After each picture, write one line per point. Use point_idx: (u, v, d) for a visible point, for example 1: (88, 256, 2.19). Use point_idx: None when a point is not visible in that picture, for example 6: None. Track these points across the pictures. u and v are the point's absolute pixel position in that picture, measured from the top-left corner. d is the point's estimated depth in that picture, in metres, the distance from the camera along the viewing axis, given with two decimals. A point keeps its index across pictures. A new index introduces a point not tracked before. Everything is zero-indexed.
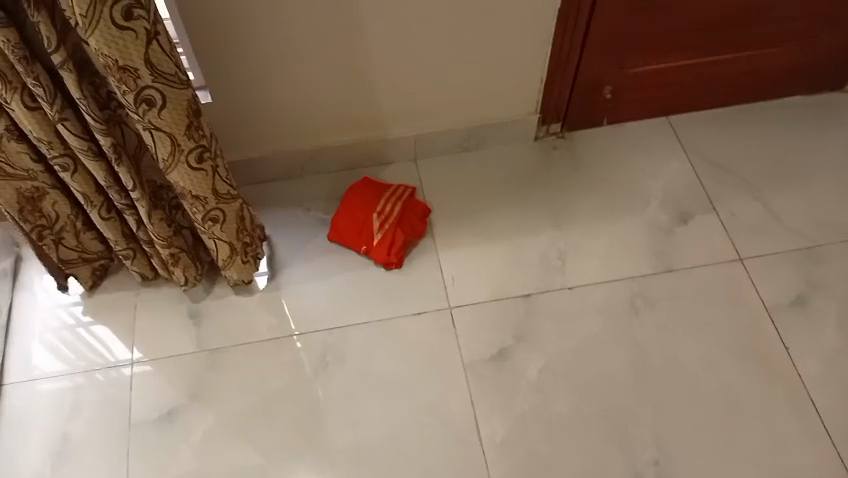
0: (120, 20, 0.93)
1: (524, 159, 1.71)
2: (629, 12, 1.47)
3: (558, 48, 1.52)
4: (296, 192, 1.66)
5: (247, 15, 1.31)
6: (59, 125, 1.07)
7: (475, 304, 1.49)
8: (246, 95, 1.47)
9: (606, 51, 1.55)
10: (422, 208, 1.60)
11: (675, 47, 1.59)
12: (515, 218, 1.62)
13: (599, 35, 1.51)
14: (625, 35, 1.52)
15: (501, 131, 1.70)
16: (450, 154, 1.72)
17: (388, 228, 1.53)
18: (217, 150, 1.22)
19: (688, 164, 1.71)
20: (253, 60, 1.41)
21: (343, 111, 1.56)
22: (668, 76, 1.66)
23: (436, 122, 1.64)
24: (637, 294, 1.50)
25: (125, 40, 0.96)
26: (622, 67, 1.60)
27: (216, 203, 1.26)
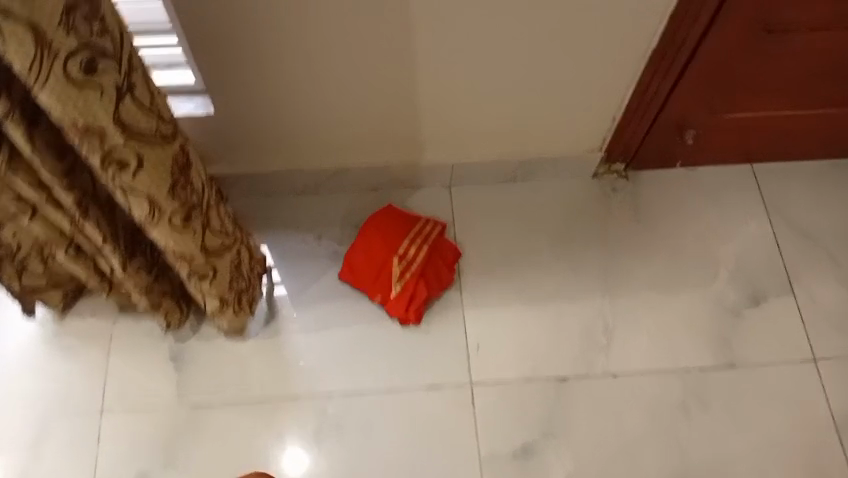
0: (78, 76, 0.69)
1: (577, 201, 1.45)
2: (737, 57, 1.18)
3: (641, 87, 1.24)
4: (306, 213, 1.41)
5: (262, 24, 1.05)
6: (8, 175, 0.83)
7: (500, 383, 1.29)
8: (257, 108, 1.22)
9: (698, 96, 1.27)
10: (452, 252, 1.38)
11: (780, 96, 1.30)
12: (560, 278, 1.39)
13: (693, 78, 1.22)
14: (725, 81, 1.24)
15: (554, 167, 1.43)
16: (491, 184, 1.46)
17: (410, 280, 1.31)
18: (208, 202, 0.99)
19: (770, 227, 1.44)
20: (267, 72, 1.15)
21: (373, 132, 1.31)
22: (763, 125, 1.38)
23: (480, 152, 1.39)
24: (690, 391, 1.30)
25: (85, 98, 0.71)
26: (711, 112, 1.32)
27: (204, 259, 1.03)
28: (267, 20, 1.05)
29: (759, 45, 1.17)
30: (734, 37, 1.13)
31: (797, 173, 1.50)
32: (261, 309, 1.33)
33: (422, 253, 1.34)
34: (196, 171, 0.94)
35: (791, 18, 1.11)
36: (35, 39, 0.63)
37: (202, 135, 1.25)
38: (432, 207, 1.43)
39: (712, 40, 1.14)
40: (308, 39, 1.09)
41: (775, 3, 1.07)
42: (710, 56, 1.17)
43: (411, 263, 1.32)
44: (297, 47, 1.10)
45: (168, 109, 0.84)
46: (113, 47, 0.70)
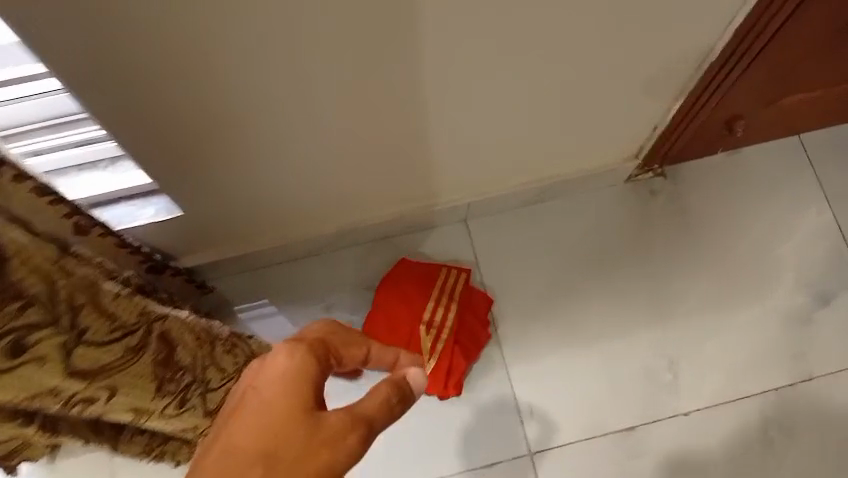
0: (6, 362, 0.48)
1: (614, 219, 1.26)
2: (804, 42, 0.97)
3: (691, 95, 1.02)
4: (309, 282, 1.21)
5: (228, 124, 0.81)
6: None
7: (560, 447, 1.15)
8: (233, 200, 0.99)
9: (754, 88, 1.06)
10: (486, 303, 1.20)
11: (841, 72, 1.10)
12: (607, 310, 1.22)
13: (751, 74, 1.01)
14: (787, 68, 1.03)
15: (584, 181, 1.23)
16: (512, 213, 1.26)
17: (442, 354, 1.15)
18: (202, 368, 0.79)
19: (829, 212, 1.28)
20: (241, 166, 0.91)
21: (374, 192, 1.09)
22: (819, 102, 1.18)
23: (500, 186, 1.18)
24: (769, 420, 1.17)
25: (20, 377, 0.50)
26: (766, 100, 1.12)
27: (212, 420, 0.85)
28: (237, 122, 0.81)
29: (832, 25, 0.96)
30: (805, 25, 0.92)
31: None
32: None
33: (453, 319, 1.17)
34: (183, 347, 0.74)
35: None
36: None
37: (172, 237, 1.03)
38: (449, 251, 1.24)
39: (780, 34, 0.92)
40: (289, 129, 0.85)
41: None
42: (775, 49, 0.96)
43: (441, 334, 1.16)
44: (279, 138, 0.87)
45: (133, 311, 0.63)
46: (40, 308, 0.49)
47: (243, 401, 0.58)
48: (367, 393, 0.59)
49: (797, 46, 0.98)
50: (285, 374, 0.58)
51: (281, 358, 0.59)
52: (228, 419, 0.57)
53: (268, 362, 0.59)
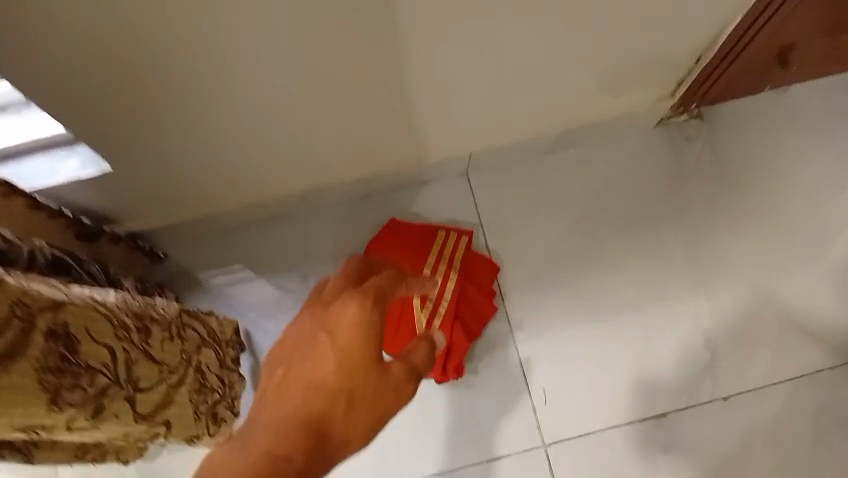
0: None
1: (643, 171, 1.07)
2: None
3: (745, 19, 0.82)
4: (283, 249, 1.04)
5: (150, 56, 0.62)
6: None
7: (579, 438, 0.98)
8: (176, 152, 0.80)
9: (822, 10, 0.85)
10: (490, 271, 1.02)
11: None
12: (635, 278, 1.04)
13: None
14: None
15: (608, 126, 1.03)
16: (523, 166, 1.07)
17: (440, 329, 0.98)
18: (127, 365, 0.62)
19: None
20: (177, 110, 0.72)
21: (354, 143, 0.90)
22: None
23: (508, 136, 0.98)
24: (823, 407, 0.99)
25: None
26: (832, 25, 0.91)
27: (149, 423, 0.68)
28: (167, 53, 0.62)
29: None
30: None
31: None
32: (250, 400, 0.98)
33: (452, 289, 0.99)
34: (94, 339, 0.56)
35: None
36: None
37: (110, 198, 0.85)
38: (448, 212, 1.05)
39: None
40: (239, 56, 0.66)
41: None
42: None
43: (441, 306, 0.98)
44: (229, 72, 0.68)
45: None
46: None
47: (308, 345, 0.63)
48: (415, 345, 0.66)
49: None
50: (347, 339, 0.62)
51: (352, 311, 0.64)
52: (296, 359, 0.63)
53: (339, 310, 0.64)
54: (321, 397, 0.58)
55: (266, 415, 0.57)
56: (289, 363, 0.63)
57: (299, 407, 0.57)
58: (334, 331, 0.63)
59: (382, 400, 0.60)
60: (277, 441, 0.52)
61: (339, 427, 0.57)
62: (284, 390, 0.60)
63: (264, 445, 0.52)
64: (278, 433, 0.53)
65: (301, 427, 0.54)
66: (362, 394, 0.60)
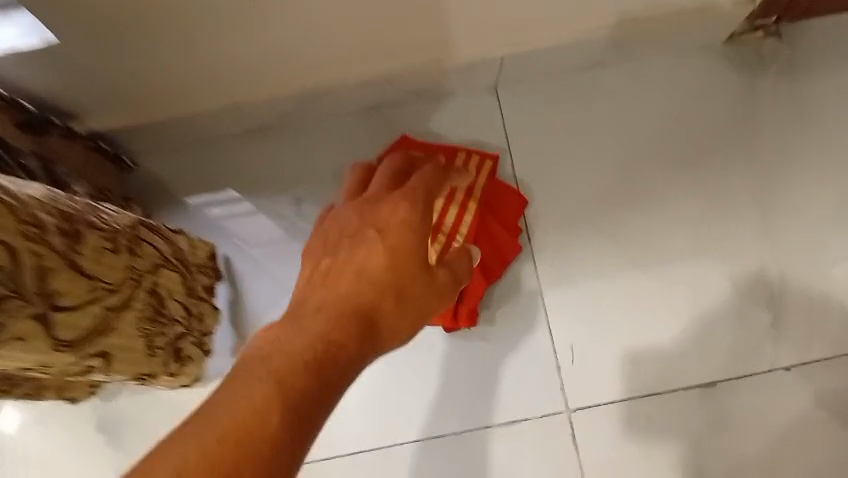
0: None
1: (705, 96, 0.90)
2: None
3: None
4: (274, 164, 0.89)
5: None
6: None
7: (610, 405, 0.83)
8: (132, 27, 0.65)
9: None
10: (517, 204, 0.86)
11: None
12: (688, 221, 0.87)
13: None
14: None
15: (666, 36, 0.86)
16: (562, 82, 0.90)
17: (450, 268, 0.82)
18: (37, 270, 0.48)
19: None
20: None
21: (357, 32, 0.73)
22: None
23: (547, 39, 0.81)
24: None
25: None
26: None
27: (76, 352, 0.54)
28: None
29: None
30: None
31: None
32: (226, 337, 0.84)
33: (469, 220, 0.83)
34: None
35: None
36: None
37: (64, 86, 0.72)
38: (469, 131, 0.89)
39: None
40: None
41: None
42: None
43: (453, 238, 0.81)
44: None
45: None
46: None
47: (354, 235, 0.54)
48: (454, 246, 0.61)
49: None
50: (401, 215, 0.54)
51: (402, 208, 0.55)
52: (340, 244, 0.54)
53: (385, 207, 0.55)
54: (368, 290, 0.49)
55: (307, 298, 0.49)
56: (334, 249, 0.54)
57: (344, 295, 0.48)
58: (384, 219, 0.54)
59: (423, 298, 0.53)
60: (330, 326, 0.45)
61: (389, 314, 0.50)
62: (329, 269, 0.52)
63: (310, 329, 0.44)
64: (324, 321, 0.45)
65: (348, 317, 0.46)
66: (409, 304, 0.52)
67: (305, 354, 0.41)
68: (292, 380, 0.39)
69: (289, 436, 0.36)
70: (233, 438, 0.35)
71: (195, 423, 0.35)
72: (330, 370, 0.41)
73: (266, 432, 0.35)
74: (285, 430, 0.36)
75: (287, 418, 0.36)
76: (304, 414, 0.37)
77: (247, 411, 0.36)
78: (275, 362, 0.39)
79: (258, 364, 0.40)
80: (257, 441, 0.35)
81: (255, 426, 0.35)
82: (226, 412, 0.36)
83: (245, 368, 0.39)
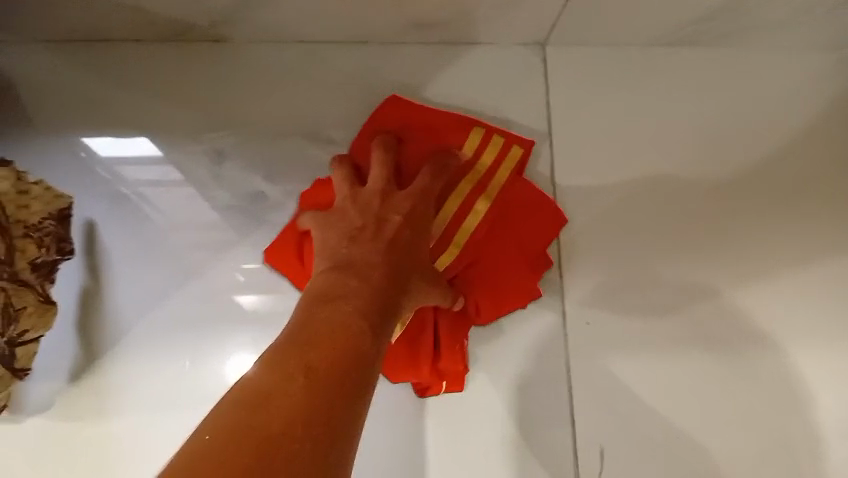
0: None
1: (826, 114, 0.63)
2: None
3: None
4: (197, 92, 0.58)
5: None
6: None
7: None
8: None
9: None
10: (552, 226, 0.57)
11: None
12: (801, 288, 0.59)
13: None
14: None
15: (800, 21, 0.59)
16: (636, 56, 0.63)
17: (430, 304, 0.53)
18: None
19: None
20: None
21: None
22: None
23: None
24: None
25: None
26: None
27: None
28: None
29: None
30: None
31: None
32: (59, 357, 0.52)
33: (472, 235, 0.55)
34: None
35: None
36: None
37: None
38: (496, 99, 0.60)
39: None
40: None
41: None
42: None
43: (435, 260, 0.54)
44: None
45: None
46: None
47: (376, 194, 0.51)
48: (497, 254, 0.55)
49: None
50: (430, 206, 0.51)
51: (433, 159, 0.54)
52: (364, 211, 0.49)
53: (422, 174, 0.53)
54: (404, 251, 0.47)
55: (343, 254, 0.46)
56: (363, 211, 0.49)
57: (392, 251, 0.46)
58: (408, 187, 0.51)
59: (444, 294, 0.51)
60: (387, 273, 0.44)
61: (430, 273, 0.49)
62: (357, 232, 0.48)
63: (366, 287, 0.42)
64: (376, 263, 0.45)
65: (395, 265, 0.45)
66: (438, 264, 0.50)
67: (374, 283, 0.43)
68: (371, 307, 0.41)
69: (377, 358, 0.39)
70: (330, 373, 0.35)
71: (289, 346, 0.36)
72: (391, 314, 0.42)
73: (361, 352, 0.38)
74: (366, 355, 0.38)
75: (369, 348, 0.38)
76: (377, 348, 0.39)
77: (338, 349, 0.37)
78: (350, 306, 0.40)
79: (338, 289, 0.42)
80: (355, 390, 0.36)
81: (347, 353, 0.37)
82: (322, 326, 0.38)
83: (323, 305, 0.40)
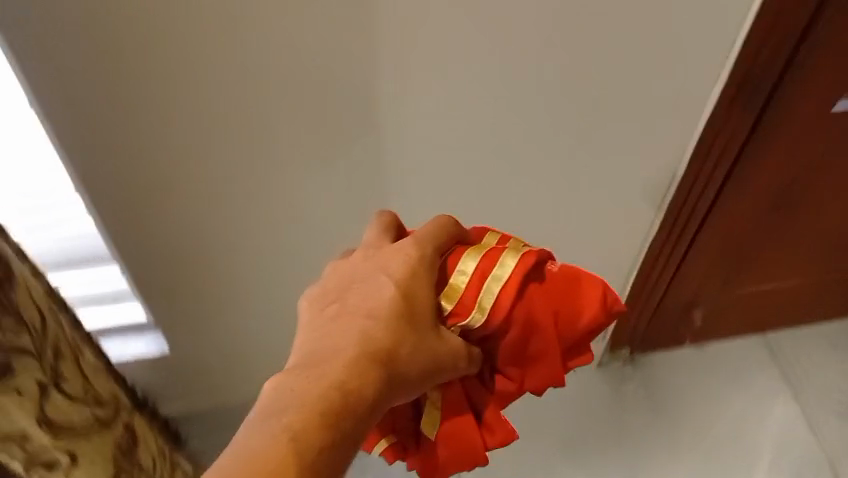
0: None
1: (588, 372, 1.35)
2: (741, 230, 1.16)
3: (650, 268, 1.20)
4: None
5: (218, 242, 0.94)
6: None
7: None
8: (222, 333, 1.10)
9: (703, 273, 1.25)
10: (591, 307, 0.66)
11: (793, 263, 1.28)
12: None
13: (695, 259, 1.20)
14: (741, 249, 1.21)
15: None
16: None
17: (447, 391, 0.66)
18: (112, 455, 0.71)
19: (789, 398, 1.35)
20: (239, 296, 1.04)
21: None
22: (796, 286, 1.33)
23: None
24: None
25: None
26: (723, 288, 1.32)
27: None
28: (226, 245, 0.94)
29: (765, 224, 1.16)
30: (737, 216, 1.13)
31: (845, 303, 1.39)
32: None
33: (491, 306, 0.62)
34: (99, 397, 0.72)
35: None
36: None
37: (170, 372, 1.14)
38: None
39: (714, 220, 1.12)
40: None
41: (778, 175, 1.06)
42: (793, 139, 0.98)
43: (449, 326, 0.63)
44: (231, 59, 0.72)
45: (50, 334, 0.65)
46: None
47: (374, 264, 0.61)
48: (545, 295, 0.65)
49: (787, 188, 1.09)
50: (425, 290, 0.60)
51: (393, 261, 0.61)
52: (347, 296, 0.60)
53: (386, 263, 0.61)
54: (382, 333, 0.58)
55: (323, 323, 0.59)
56: (346, 287, 0.61)
57: (362, 335, 0.57)
58: (396, 262, 0.61)
59: (437, 351, 0.60)
60: (349, 377, 0.54)
61: (407, 364, 0.58)
62: (338, 305, 0.60)
63: (331, 369, 0.55)
64: (351, 365, 0.55)
65: (375, 353, 0.57)
66: (423, 366, 0.59)
67: (340, 375, 0.54)
68: (327, 404, 0.53)
69: (337, 453, 0.52)
70: (279, 464, 0.49)
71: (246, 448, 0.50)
72: (353, 404, 0.54)
73: (310, 459, 0.50)
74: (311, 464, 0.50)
75: (322, 446, 0.51)
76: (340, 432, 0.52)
77: (275, 458, 0.49)
78: (282, 422, 0.51)
79: (294, 393, 0.53)
80: (308, 460, 0.50)
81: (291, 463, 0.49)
82: (275, 429, 0.51)
83: (278, 403, 0.53)
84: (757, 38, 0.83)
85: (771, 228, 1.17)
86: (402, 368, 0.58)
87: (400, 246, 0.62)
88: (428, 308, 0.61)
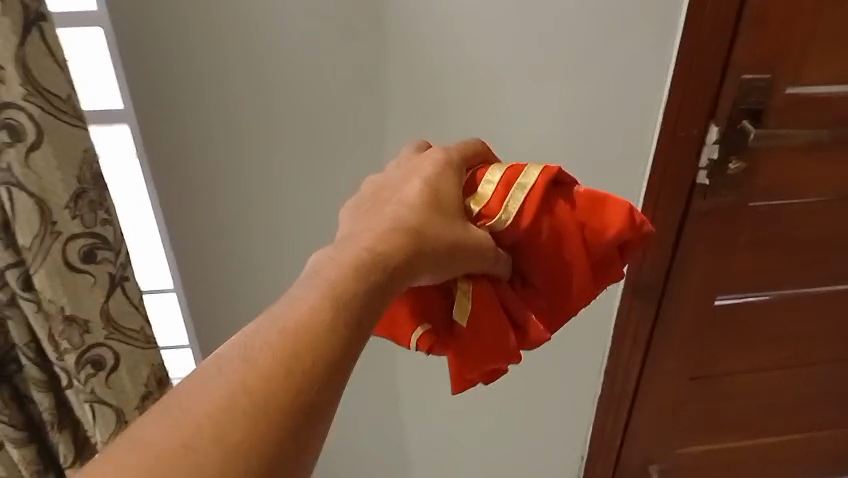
0: (120, 372, 0.88)
1: None
2: (674, 394, 1.43)
3: (606, 430, 1.45)
4: None
5: None
6: (22, 448, 0.95)
7: None
8: None
9: (652, 434, 1.50)
10: (615, 224, 0.72)
11: (728, 430, 1.52)
12: None
13: (642, 419, 1.46)
14: (679, 412, 1.47)
15: None
16: None
17: (476, 284, 0.69)
18: None
19: None
20: None
21: (367, 442, 1.39)
22: (733, 447, 1.55)
23: (476, 453, 1.43)
24: None
25: (74, 282, 0.79)
26: (671, 448, 1.54)
27: None
28: None
29: (691, 393, 1.44)
30: (668, 377, 1.40)
31: (788, 459, 1.59)
32: None
33: (515, 212, 0.69)
34: None
35: (771, 283, 1.26)
36: (129, 359, 0.88)
37: None
38: None
39: (649, 383, 1.40)
40: (280, 199, 1.01)
41: (694, 346, 1.35)
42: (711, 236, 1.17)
43: (481, 221, 0.69)
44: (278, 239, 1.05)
45: (153, 355, 0.91)
46: (113, 237, 0.79)
47: (407, 167, 0.69)
48: (566, 210, 0.71)
49: (698, 365, 1.38)
50: (451, 183, 0.67)
51: (429, 164, 0.68)
52: (384, 192, 0.65)
53: (421, 167, 0.68)
54: (415, 212, 0.61)
55: (355, 225, 0.60)
56: (380, 193, 0.65)
57: (389, 226, 0.58)
58: (428, 162, 0.68)
59: (465, 244, 0.63)
60: (376, 243, 0.55)
61: (435, 242, 0.59)
62: (375, 201, 0.64)
63: (357, 250, 0.54)
64: (377, 242, 0.55)
65: (409, 227, 0.58)
66: (448, 242, 0.61)
67: (364, 250, 0.54)
68: (347, 278, 0.51)
69: (361, 319, 0.49)
70: (306, 332, 0.47)
71: (265, 331, 0.47)
72: (376, 275, 0.52)
73: (329, 331, 0.47)
74: (340, 332, 0.48)
75: (350, 318, 0.49)
76: (366, 307, 0.50)
77: (296, 330, 0.47)
78: (314, 286, 0.50)
79: (328, 260, 0.53)
80: (337, 325, 0.48)
81: (314, 332, 0.47)
82: (299, 308, 0.48)
83: (300, 286, 0.50)
84: (645, 250, 1.17)
85: (702, 395, 1.44)
86: (430, 240, 0.59)
87: (433, 156, 0.69)
88: (452, 196, 0.66)
